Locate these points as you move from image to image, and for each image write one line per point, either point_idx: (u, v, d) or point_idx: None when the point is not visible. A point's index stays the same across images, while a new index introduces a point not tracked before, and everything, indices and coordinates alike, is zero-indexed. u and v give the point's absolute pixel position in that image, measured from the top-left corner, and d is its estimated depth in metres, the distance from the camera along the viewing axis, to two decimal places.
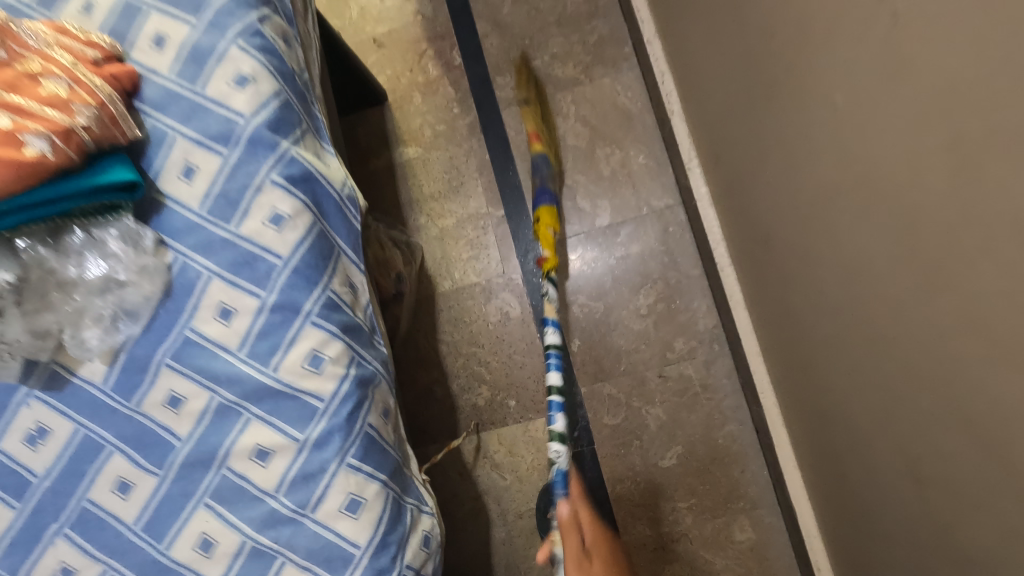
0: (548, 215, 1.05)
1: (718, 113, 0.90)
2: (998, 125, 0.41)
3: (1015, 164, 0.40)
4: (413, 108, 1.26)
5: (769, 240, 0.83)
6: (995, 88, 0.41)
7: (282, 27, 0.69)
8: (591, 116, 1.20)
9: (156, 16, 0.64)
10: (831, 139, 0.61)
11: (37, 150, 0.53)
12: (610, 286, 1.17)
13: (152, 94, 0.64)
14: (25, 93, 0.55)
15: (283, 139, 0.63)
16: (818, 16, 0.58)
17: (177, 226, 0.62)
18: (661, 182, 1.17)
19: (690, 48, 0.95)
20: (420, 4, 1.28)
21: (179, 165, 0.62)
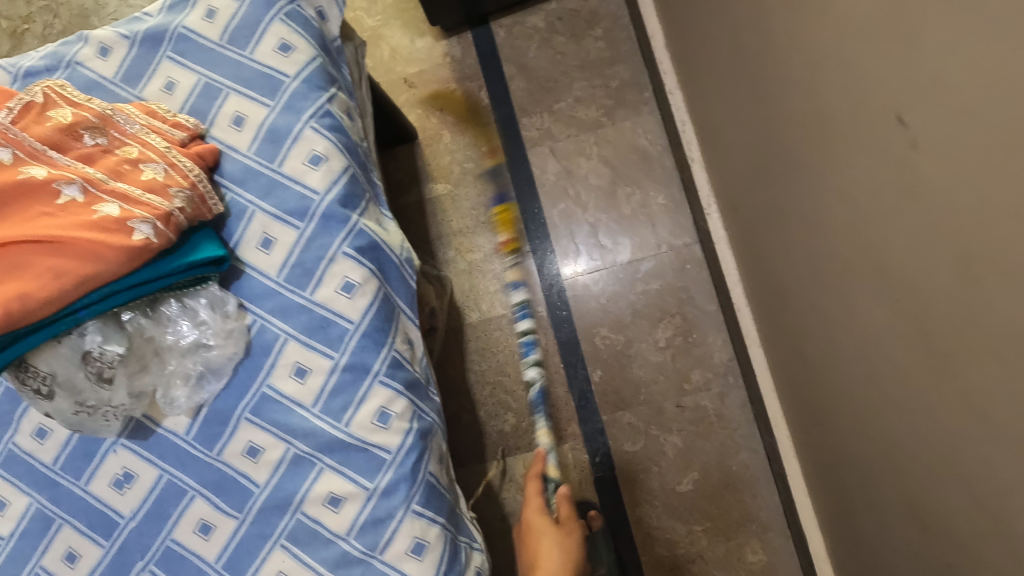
0: (523, 213, 1.14)
1: (737, 169, 0.96)
2: (989, 239, 0.45)
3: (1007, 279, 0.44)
4: (442, 146, 1.32)
5: (786, 292, 0.89)
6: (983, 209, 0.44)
7: (346, 103, 0.75)
8: (612, 157, 1.26)
9: (235, 97, 0.70)
10: (841, 222, 0.65)
11: (142, 235, 0.58)
12: (630, 320, 1.23)
13: (231, 170, 0.70)
14: (128, 179, 0.61)
15: (352, 212, 0.69)
16: (826, 115, 0.63)
17: (257, 291, 0.68)
18: (679, 222, 1.23)
19: (710, 106, 1.02)
20: (449, 46, 1.34)
21: (258, 237, 0.68)
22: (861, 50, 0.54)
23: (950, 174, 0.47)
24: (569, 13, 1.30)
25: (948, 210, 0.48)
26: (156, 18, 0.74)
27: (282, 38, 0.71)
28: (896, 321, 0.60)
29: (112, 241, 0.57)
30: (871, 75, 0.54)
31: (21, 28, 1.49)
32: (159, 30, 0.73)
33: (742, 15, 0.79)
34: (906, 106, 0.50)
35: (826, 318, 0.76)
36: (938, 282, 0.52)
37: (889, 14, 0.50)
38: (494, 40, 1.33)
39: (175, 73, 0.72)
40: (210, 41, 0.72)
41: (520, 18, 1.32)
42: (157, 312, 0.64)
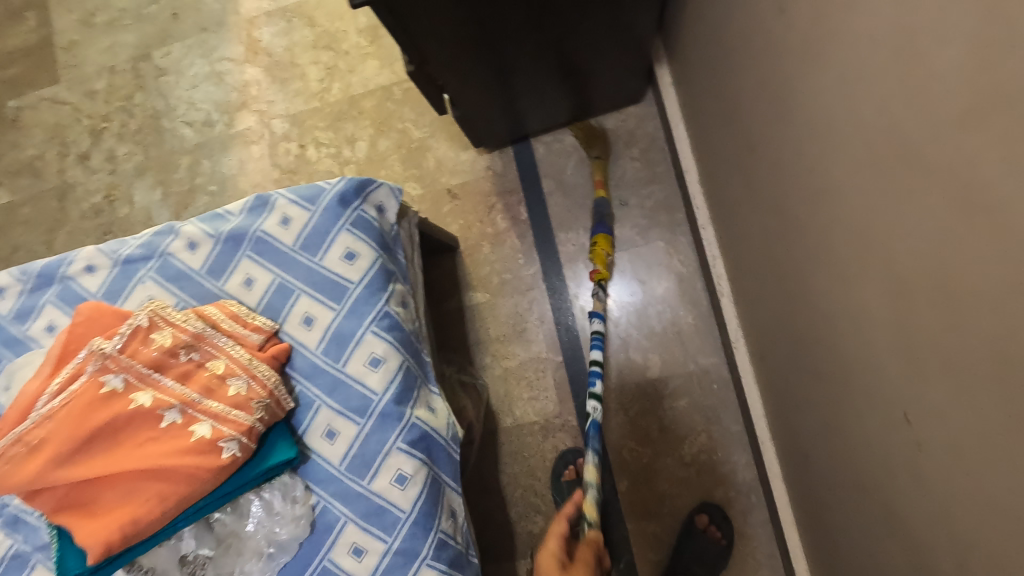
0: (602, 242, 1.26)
1: (763, 326, 1.00)
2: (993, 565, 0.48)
3: None
4: (483, 256, 1.39)
5: (806, 458, 0.92)
6: (988, 537, 0.48)
7: (402, 294, 0.83)
8: (644, 274, 1.32)
9: (306, 299, 0.80)
10: (857, 444, 0.69)
11: (230, 452, 0.67)
12: (658, 434, 1.28)
13: (301, 364, 0.78)
14: (217, 395, 0.70)
15: (405, 408, 0.77)
16: (842, 357, 0.67)
17: (321, 476, 0.77)
18: (708, 342, 1.28)
19: (739, 256, 1.06)
20: (491, 159, 1.42)
21: (323, 428, 0.77)
22: (870, 331, 0.59)
23: (951, 488, 0.51)
24: (607, 133, 1.37)
25: (949, 513, 0.52)
26: (237, 219, 0.84)
27: (348, 247, 0.80)
28: (904, 561, 0.64)
29: (206, 463, 0.66)
30: (879, 357, 0.58)
31: (101, 126, 1.64)
32: (240, 232, 0.82)
33: (767, 213, 0.83)
34: (912, 409, 0.54)
35: (840, 507, 0.81)
36: (942, 560, 0.56)
37: (893, 324, 0.54)
38: (535, 155, 1.40)
39: (253, 270, 0.82)
40: (285, 245, 0.81)
41: (559, 136, 1.39)
42: (239, 505, 0.74)
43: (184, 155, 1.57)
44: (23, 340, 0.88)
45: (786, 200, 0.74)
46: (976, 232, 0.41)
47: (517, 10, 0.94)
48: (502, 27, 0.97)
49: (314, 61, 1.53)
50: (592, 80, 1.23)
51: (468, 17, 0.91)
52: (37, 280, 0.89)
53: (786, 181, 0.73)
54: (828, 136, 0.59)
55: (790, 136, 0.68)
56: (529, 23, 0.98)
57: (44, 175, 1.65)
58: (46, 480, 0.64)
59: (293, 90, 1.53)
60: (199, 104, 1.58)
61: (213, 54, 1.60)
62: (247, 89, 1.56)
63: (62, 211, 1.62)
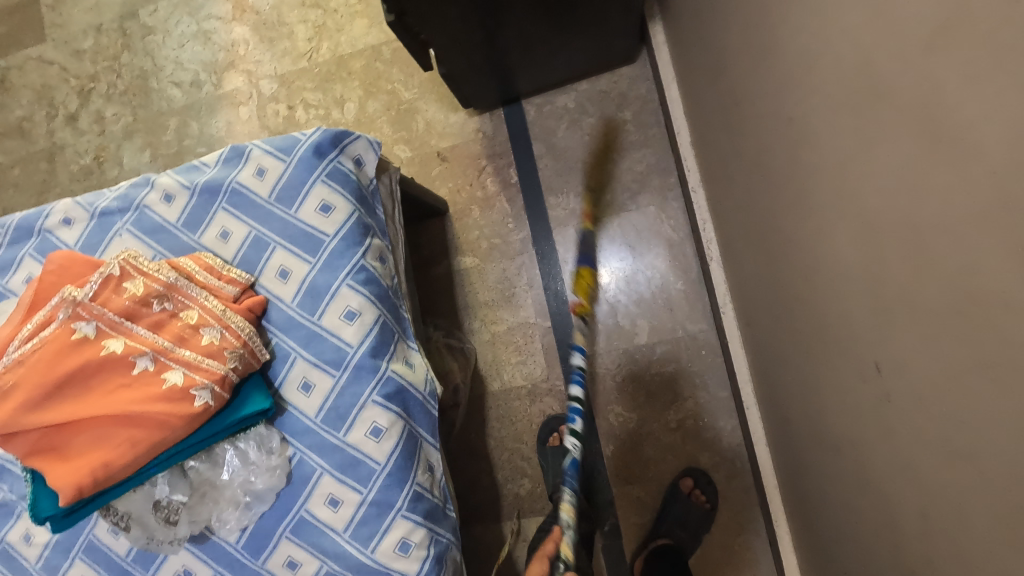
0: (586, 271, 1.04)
1: (749, 287, 0.99)
2: (956, 509, 0.47)
3: (970, 547, 0.47)
4: (472, 221, 1.38)
5: (787, 419, 0.92)
6: (952, 481, 0.47)
7: (380, 248, 0.82)
8: (633, 240, 1.31)
9: (281, 252, 0.79)
10: (832, 401, 0.69)
11: (202, 401, 0.67)
12: (644, 400, 1.28)
13: (277, 317, 0.78)
14: (190, 344, 0.70)
15: (381, 362, 0.77)
16: (819, 313, 0.66)
17: (297, 427, 0.77)
18: (697, 308, 1.27)
19: (726, 218, 1.04)
20: (481, 121, 1.39)
21: (299, 381, 0.77)
22: (845, 283, 0.58)
23: (917, 438, 0.51)
24: (600, 94, 1.34)
25: (914, 461, 0.52)
26: (212, 171, 0.83)
27: (323, 199, 0.79)
28: (874, 515, 0.64)
29: (178, 410, 0.66)
30: (852, 307, 0.58)
31: (88, 86, 1.62)
32: (215, 183, 0.81)
33: (750, 169, 0.81)
34: (881, 358, 0.54)
35: (816, 466, 0.81)
36: (907, 512, 0.56)
37: (866, 272, 0.53)
38: (526, 118, 1.37)
39: (229, 223, 0.81)
40: (259, 197, 0.80)
41: (550, 98, 1.36)
42: (214, 454, 0.74)
43: (172, 117, 1.56)
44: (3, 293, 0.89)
45: (768, 154, 0.72)
46: (940, 168, 0.40)
47: None
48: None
49: (302, 20, 1.50)
50: (582, 38, 1.20)
51: None
52: (15, 234, 0.89)
53: (769, 132, 0.71)
54: (808, 79, 0.57)
55: (772, 84, 0.66)
56: None
57: (33, 137, 1.64)
58: (19, 423, 0.64)
59: (280, 50, 1.50)
60: (186, 65, 1.56)
61: (200, 13, 1.57)
62: (235, 48, 1.53)
63: (52, 172, 1.62)
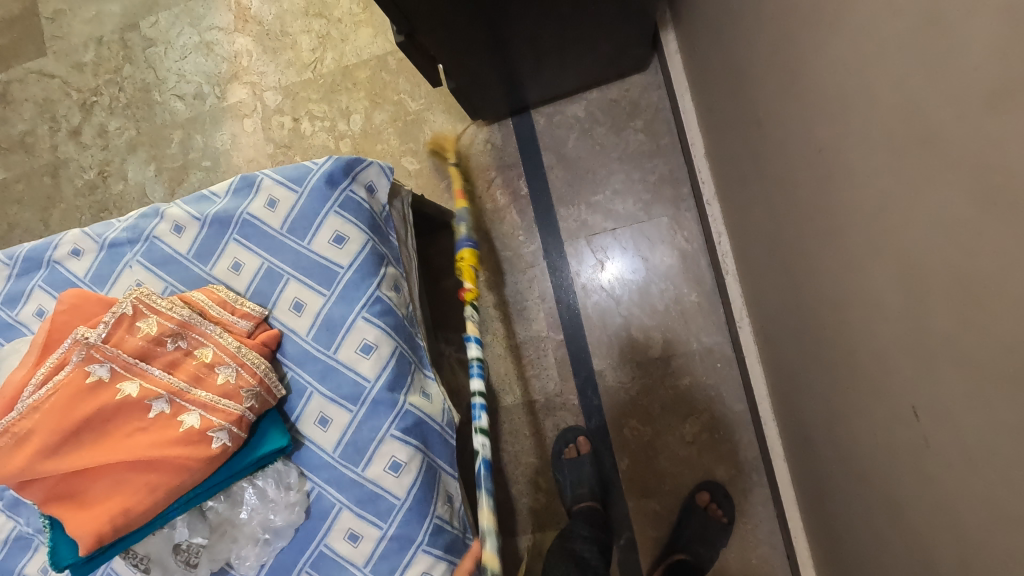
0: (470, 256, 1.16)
1: (768, 306, 0.97)
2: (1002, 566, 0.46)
3: None
4: (481, 233, 1.36)
5: (809, 440, 0.90)
6: (998, 537, 0.46)
7: (395, 277, 0.81)
8: (646, 250, 1.29)
9: (296, 284, 0.77)
10: (862, 434, 0.67)
11: (220, 442, 0.67)
12: (659, 413, 1.27)
13: (292, 351, 0.77)
14: (206, 384, 0.69)
15: (398, 395, 0.76)
16: (849, 345, 0.65)
17: (315, 462, 0.76)
18: (712, 320, 1.26)
19: (744, 233, 1.02)
20: (489, 132, 1.37)
21: (316, 415, 0.76)
22: (881, 322, 0.56)
23: (959, 488, 0.49)
24: (610, 103, 1.32)
25: (955, 510, 0.51)
26: (223, 201, 0.81)
27: (337, 230, 0.77)
28: (907, 553, 0.63)
29: (196, 453, 0.65)
30: (887, 347, 0.56)
31: (91, 100, 1.60)
32: (226, 214, 0.80)
33: (772, 191, 0.80)
34: (920, 404, 0.52)
35: (841, 494, 0.80)
36: (944, 557, 0.54)
37: (905, 315, 0.51)
38: (535, 128, 1.35)
39: (241, 254, 0.79)
40: (271, 228, 0.78)
41: (560, 107, 1.34)
42: (232, 493, 0.73)
43: (176, 130, 1.54)
44: (13, 325, 0.88)
45: (795, 180, 0.70)
46: (997, 229, 0.38)
47: None
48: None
49: (305, 29, 1.47)
50: (592, 48, 1.17)
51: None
52: (24, 265, 0.88)
53: (795, 159, 0.69)
54: (843, 114, 0.55)
55: (801, 111, 0.64)
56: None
57: (36, 152, 1.63)
58: (35, 470, 0.63)
59: (284, 61, 1.48)
60: (189, 77, 1.54)
61: (202, 23, 1.54)
62: (238, 59, 1.51)
63: (56, 188, 1.61)
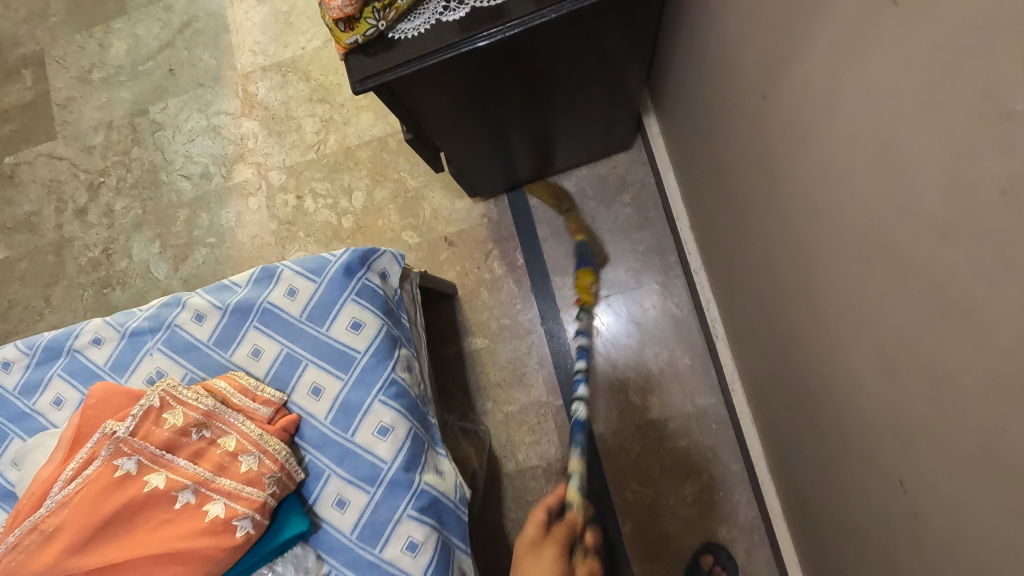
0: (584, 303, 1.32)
1: (761, 372, 1.03)
2: None
3: None
4: (481, 303, 1.42)
5: (807, 503, 0.94)
6: None
7: (408, 358, 0.85)
8: (639, 316, 1.35)
9: (314, 369, 0.81)
10: (858, 502, 0.71)
11: (244, 531, 0.69)
12: (659, 476, 1.29)
13: (310, 434, 0.80)
14: (230, 472, 0.71)
15: (414, 474, 0.79)
16: (836, 418, 0.70)
17: (332, 544, 0.77)
18: (705, 382, 1.31)
19: (732, 302, 1.09)
20: (486, 207, 1.45)
21: (333, 497, 0.78)
22: (864, 401, 0.62)
23: (948, 558, 0.53)
24: (599, 179, 1.41)
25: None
26: (244, 291, 0.86)
27: (354, 316, 0.82)
28: None
29: (221, 543, 0.67)
30: (872, 423, 0.61)
31: (98, 181, 1.66)
32: (247, 303, 0.84)
33: (758, 270, 0.87)
34: (906, 478, 0.57)
35: (842, 557, 0.83)
36: None
37: (885, 397, 0.57)
38: (529, 203, 1.43)
39: (261, 341, 0.83)
40: (291, 316, 0.83)
41: (552, 183, 1.43)
42: None
43: (182, 209, 1.60)
44: (32, 414, 0.90)
45: (778, 264, 0.77)
46: (960, 333, 0.44)
47: (515, 92, 0.98)
48: (499, 104, 1.00)
49: (310, 114, 1.56)
50: (582, 133, 1.27)
51: (466, 102, 0.95)
52: (43, 354, 0.91)
53: (776, 247, 0.76)
54: (816, 217, 0.63)
55: (779, 207, 0.72)
56: (527, 105, 1.03)
57: (41, 231, 1.67)
58: (62, 568, 0.65)
59: (289, 143, 1.56)
60: (196, 158, 1.61)
61: (210, 108, 1.63)
62: (244, 142, 1.59)
63: (59, 265, 1.64)
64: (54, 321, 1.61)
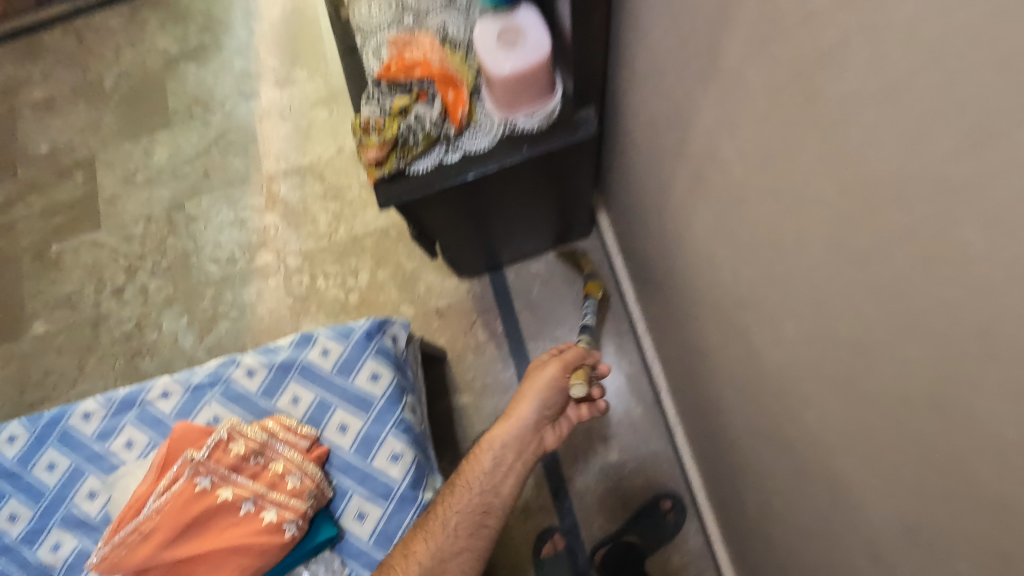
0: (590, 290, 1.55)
1: (692, 413, 1.29)
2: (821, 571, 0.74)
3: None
4: (467, 365, 1.68)
5: (732, 518, 1.17)
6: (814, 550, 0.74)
7: (413, 402, 1.10)
8: (600, 373, 1.63)
9: (342, 411, 1.06)
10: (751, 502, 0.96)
11: (291, 531, 0.91)
12: (621, 511, 1.51)
13: (338, 462, 1.03)
14: (279, 488, 0.94)
15: (418, 492, 1.02)
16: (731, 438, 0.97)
17: (354, 550, 0.99)
18: (656, 428, 1.56)
19: (668, 358, 1.37)
20: (471, 284, 1.75)
21: (355, 512, 1.01)
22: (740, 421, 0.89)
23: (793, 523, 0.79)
24: (563, 261, 1.73)
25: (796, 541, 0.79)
26: (286, 351, 1.11)
27: (373, 369, 1.08)
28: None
29: (274, 540, 0.90)
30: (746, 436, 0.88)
31: (135, 264, 1.93)
32: (289, 361, 1.10)
33: (678, 332, 1.15)
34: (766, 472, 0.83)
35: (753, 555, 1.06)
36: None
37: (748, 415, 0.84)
38: (507, 280, 1.74)
39: (300, 391, 1.08)
40: (325, 371, 1.09)
41: (525, 264, 1.74)
42: None
43: (209, 287, 1.86)
44: (106, 455, 1.12)
45: (687, 326, 1.06)
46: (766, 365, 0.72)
47: (496, 205, 1.29)
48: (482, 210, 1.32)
49: (323, 209, 1.88)
50: (548, 226, 1.60)
51: (459, 212, 1.26)
52: (119, 405, 1.14)
53: (683, 313, 1.06)
54: (699, 294, 0.92)
55: (681, 286, 1.02)
56: (504, 210, 1.36)
57: (80, 308, 1.90)
58: (156, 558, 0.87)
59: (305, 232, 1.86)
60: (224, 245, 1.90)
61: (237, 204, 1.93)
62: (266, 231, 1.89)
63: (95, 337, 1.87)
64: (87, 387, 1.82)
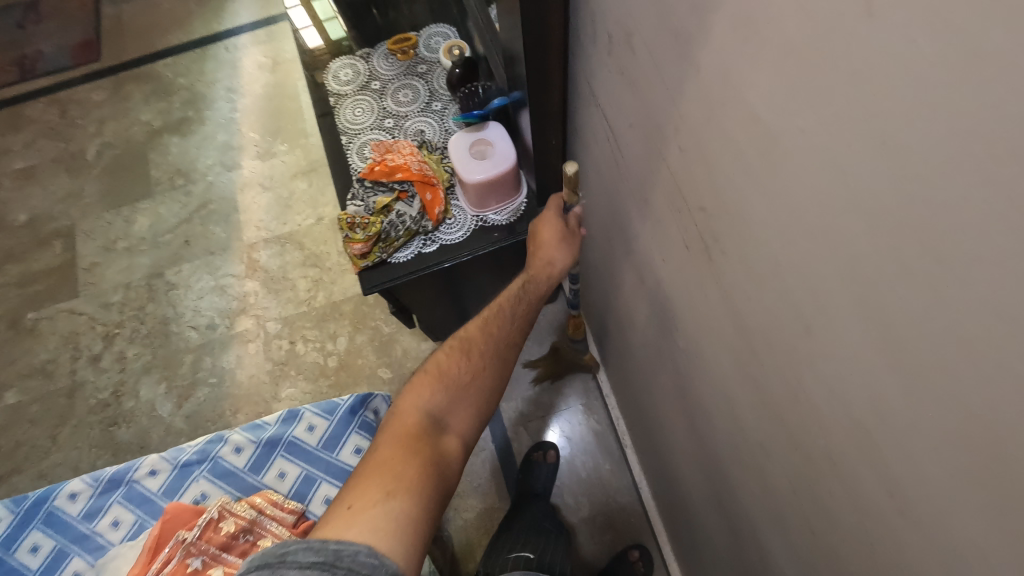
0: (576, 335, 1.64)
1: (653, 471, 1.39)
2: None
3: None
4: None
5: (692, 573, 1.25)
6: None
7: None
8: (569, 431, 1.73)
9: (327, 485, 1.13)
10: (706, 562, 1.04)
11: None
12: (593, 567, 1.57)
13: None
14: None
15: None
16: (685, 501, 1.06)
17: None
18: (623, 482, 1.65)
19: (630, 419, 1.48)
20: None
21: None
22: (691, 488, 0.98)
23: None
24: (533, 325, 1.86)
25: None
26: (273, 428, 1.17)
27: (357, 444, 1.15)
28: None
29: None
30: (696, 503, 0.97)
31: (113, 331, 1.95)
32: (276, 437, 1.16)
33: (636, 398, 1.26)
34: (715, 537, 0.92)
35: None
36: None
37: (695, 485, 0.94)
38: None
39: (286, 466, 1.14)
40: (310, 445, 1.15)
41: None
42: None
43: (188, 354, 1.90)
44: (91, 535, 1.14)
45: (643, 396, 1.17)
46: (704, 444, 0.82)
47: (470, 285, 1.41)
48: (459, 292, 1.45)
49: (303, 275, 1.96)
50: None
51: (435, 290, 1.37)
52: (105, 484, 1.17)
53: (639, 385, 1.17)
54: (650, 372, 1.04)
55: (636, 362, 1.13)
56: (479, 291, 1.48)
57: (55, 376, 1.91)
58: None
59: (285, 298, 1.93)
60: (204, 311, 1.95)
61: (218, 271, 2.00)
62: (246, 297, 1.95)
63: (70, 406, 1.87)
64: (58, 458, 1.80)
